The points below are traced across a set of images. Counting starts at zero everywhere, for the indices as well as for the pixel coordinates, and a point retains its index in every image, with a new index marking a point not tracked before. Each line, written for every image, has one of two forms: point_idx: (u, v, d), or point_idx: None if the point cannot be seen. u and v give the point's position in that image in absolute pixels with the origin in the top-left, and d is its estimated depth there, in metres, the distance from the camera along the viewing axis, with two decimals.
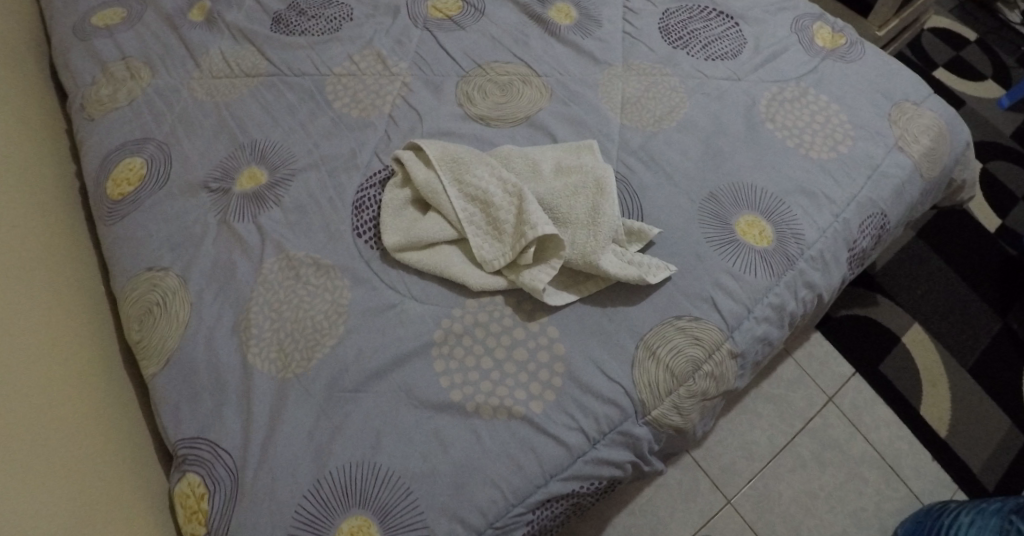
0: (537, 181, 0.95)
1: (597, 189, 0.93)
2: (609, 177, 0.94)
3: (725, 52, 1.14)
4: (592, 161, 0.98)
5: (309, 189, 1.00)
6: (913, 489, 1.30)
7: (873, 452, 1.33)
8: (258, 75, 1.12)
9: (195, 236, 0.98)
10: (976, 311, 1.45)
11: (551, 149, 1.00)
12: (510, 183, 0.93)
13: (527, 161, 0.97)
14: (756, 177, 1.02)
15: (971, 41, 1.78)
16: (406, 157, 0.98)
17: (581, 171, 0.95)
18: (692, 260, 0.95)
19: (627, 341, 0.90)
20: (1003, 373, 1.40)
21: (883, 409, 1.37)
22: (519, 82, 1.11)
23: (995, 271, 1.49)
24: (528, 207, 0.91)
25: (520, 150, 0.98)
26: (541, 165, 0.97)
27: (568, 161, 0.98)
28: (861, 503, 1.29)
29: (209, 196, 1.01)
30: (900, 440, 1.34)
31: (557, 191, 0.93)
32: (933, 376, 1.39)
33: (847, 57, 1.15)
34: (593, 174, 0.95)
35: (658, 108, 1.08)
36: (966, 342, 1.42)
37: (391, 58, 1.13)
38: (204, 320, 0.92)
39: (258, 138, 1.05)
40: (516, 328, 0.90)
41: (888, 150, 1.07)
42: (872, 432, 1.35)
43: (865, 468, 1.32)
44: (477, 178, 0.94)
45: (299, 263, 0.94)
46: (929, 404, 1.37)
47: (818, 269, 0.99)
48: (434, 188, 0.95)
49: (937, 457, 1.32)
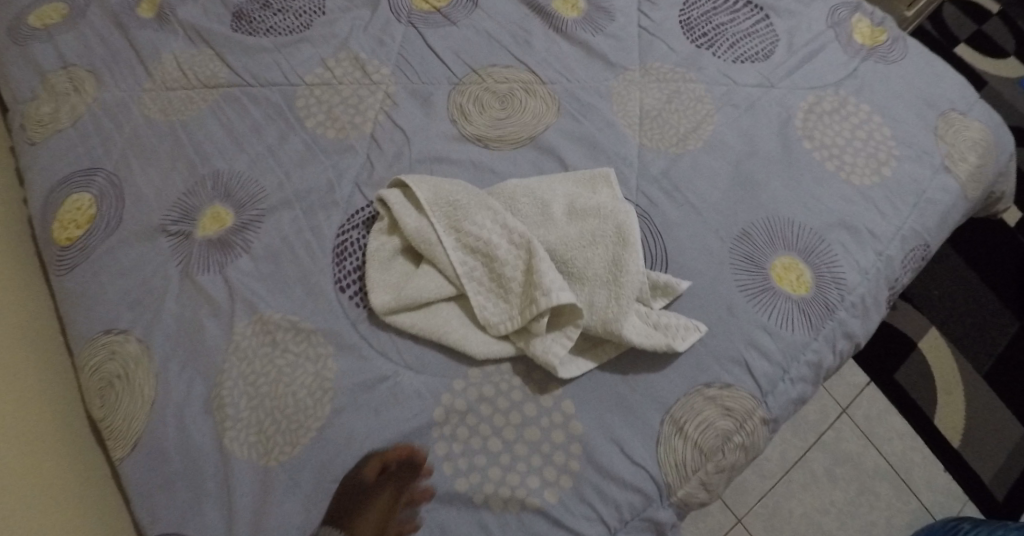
0: (548, 227, 0.84)
1: (621, 238, 0.83)
2: (632, 224, 0.84)
3: (755, 53, 1.01)
4: (610, 199, 0.88)
5: (282, 232, 0.87)
6: (923, 502, 1.20)
7: (886, 465, 1.22)
8: (219, 86, 0.96)
9: (155, 291, 0.84)
10: (998, 309, 1.32)
11: (563, 186, 0.90)
12: (516, 233, 0.82)
13: (536, 202, 0.86)
14: (792, 208, 0.91)
15: (994, 13, 1.61)
16: (392, 198, 0.85)
17: (601, 214, 0.85)
18: (724, 314, 0.85)
19: (652, 416, 0.81)
20: (1021, 379, 1.27)
21: (897, 420, 1.25)
22: (521, 92, 0.99)
23: (1015, 267, 1.35)
24: (539, 262, 0.80)
25: (527, 189, 0.88)
26: (551, 206, 0.86)
27: (583, 199, 0.87)
28: (871, 517, 1.20)
29: (169, 241, 0.86)
30: (912, 451, 1.23)
31: (572, 240, 0.83)
32: (948, 382, 1.28)
33: (890, 57, 1.01)
34: (614, 219, 0.85)
35: (682, 123, 0.97)
36: (986, 344, 1.30)
37: (370, 63, 0.99)
38: (172, 395, 0.80)
39: (221, 168, 0.91)
40: (527, 403, 0.80)
41: (936, 172, 0.95)
42: (884, 444, 1.24)
43: (876, 481, 1.22)
44: (477, 224, 0.83)
45: (275, 328, 0.82)
46: (943, 412, 1.26)
47: (860, 316, 0.89)
48: (429, 235, 0.83)
49: (949, 469, 1.22)
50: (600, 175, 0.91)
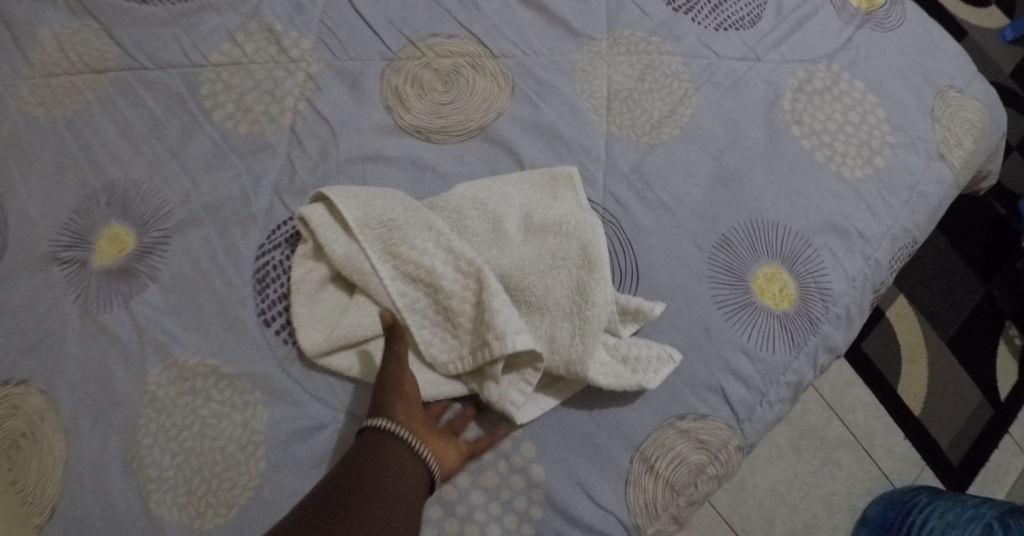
0: (503, 248, 0.75)
1: (585, 263, 0.75)
2: (600, 244, 0.76)
3: (740, 18, 0.90)
4: (572, 208, 0.78)
5: (194, 257, 0.76)
6: (884, 470, 1.16)
7: (850, 435, 1.17)
8: (107, 70, 0.81)
9: (54, 332, 0.74)
10: (966, 272, 1.25)
11: (518, 191, 0.79)
12: (463, 258, 0.73)
13: (488, 216, 0.77)
14: (776, 208, 0.82)
15: None
16: (315, 218, 0.75)
17: (564, 233, 0.76)
18: (701, 336, 0.77)
19: (620, 454, 0.75)
20: (984, 346, 1.22)
21: (862, 389, 1.19)
22: (466, 69, 0.85)
23: (985, 229, 1.28)
24: (492, 296, 0.71)
25: (475, 199, 0.77)
26: (503, 220, 0.77)
27: (541, 210, 0.78)
28: (833, 487, 1.15)
29: (62, 270, 0.75)
30: (876, 419, 1.18)
31: (529, 267, 0.74)
32: (913, 348, 1.21)
33: (886, 25, 0.91)
34: (580, 238, 0.76)
35: (655, 106, 0.85)
36: (951, 308, 1.23)
37: (287, 36, 0.85)
38: (87, 455, 0.71)
39: (116, 177, 0.77)
40: (483, 447, 0.74)
41: (929, 161, 0.87)
42: (849, 414, 1.18)
43: (840, 452, 1.17)
44: (416, 247, 0.73)
45: (194, 374, 0.73)
46: (907, 380, 1.20)
47: (843, 328, 0.82)
48: (363, 264, 0.73)
49: (909, 435, 1.18)
50: (562, 175, 0.80)
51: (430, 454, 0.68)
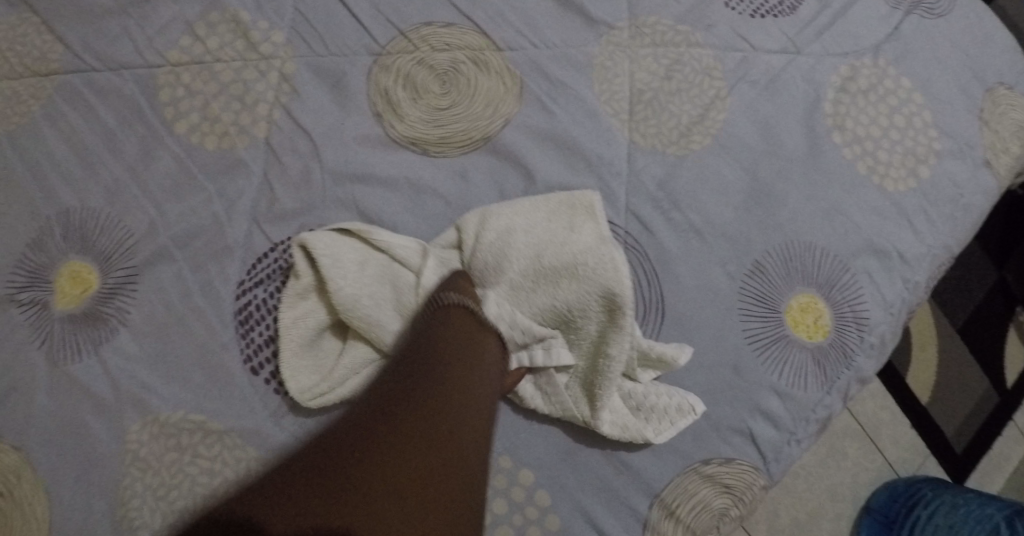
0: (517, 294, 0.70)
1: (605, 312, 0.69)
2: (625, 287, 0.68)
3: (778, 3, 0.78)
4: (591, 241, 0.70)
5: (166, 297, 0.68)
6: (888, 459, 1.13)
7: (856, 425, 1.14)
8: (52, 73, 0.71)
9: (16, 380, 0.66)
10: (979, 255, 1.20)
11: (529, 224, 0.71)
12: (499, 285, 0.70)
13: (498, 261, 0.70)
14: (814, 227, 0.74)
15: None
16: (320, 247, 0.67)
17: (580, 275, 0.69)
18: (729, 375, 0.72)
19: (639, 502, 0.70)
20: (993, 332, 1.19)
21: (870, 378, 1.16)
22: (466, 67, 0.75)
23: (1003, 209, 1.21)
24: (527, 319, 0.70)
25: (474, 238, 0.70)
26: (508, 270, 0.70)
27: (551, 248, 0.70)
28: (838, 477, 1.12)
29: (23, 314, 0.67)
30: (883, 409, 1.15)
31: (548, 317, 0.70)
32: (924, 333, 1.17)
33: (936, 11, 0.80)
34: (597, 284, 0.68)
35: (682, 110, 0.76)
36: (963, 293, 1.19)
37: (257, 28, 0.74)
38: (71, 517, 0.64)
39: (71, 206, 0.69)
40: (496, 498, 0.69)
41: (977, 169, 0.77)
42: (856, 404, 1.15)
43: (845, 442, 1.14)
44: (452, 287, 0.67)
45: (176, 431, 0.65)
46: (916, 368, 1.17)
47: (877, 358, 0.75)
48: (370, 313, 0.67)
49: (915, 425, 1.15)
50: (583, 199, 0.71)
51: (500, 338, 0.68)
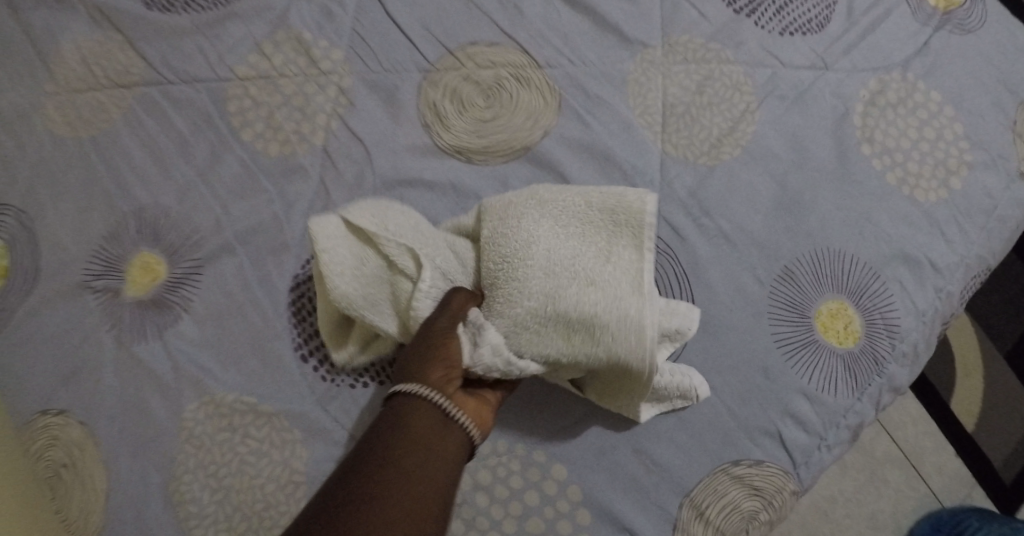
0: (519, 325, 0.64)
1: (616, 366, 0.64)
2: (642, 359, 0.63)
3: (807, 20, 0.81)
4: (617, 293, 0.63)
5: (227, 288, 0.73)
6: (932, 489, 1.11)
7: (898, 451, 1.13)
8: (132, 85, 0.78)
9: (88, 361, 0.72)
10: None
11: (554, 244, 0.65)
12: (505, 309, 0.64)
13: (509, 277, 0.65)
14: (844, 236, 0.76)
15: None
16: (322, 243, 0.67)
17: (601, 328, 0.63)
18: (759, 378, 0.73)
19: (669, 499, 0.72)
20: None
21: (914, 403, 1.14)
22: (509, 82, 0.80)
23: None
24: (526, 352, 0.64)
25: (495, 244, 0.66)
26: (521, 299, 0.64)
27: (575, 284, 0.63)
28: (878, 505, 1.10)
29: (95, 299, 0.73)
30: (927, 436, 1.13)
31: (550, 357, 0.64)
32: (968, 357, 1.16)
33: (967, 26, 0.82)
34: (609, 347, 0.63)
35: (713, 123, 0.79)
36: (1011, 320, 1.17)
37: (318, 47, 0.80)
38: (127, 488, 0.70)
39: (146, 203, 0.75)
40: (528, 490, 0.71)
41: (1011, 182, 0.79)
42: (898, 430, 1.14)
43: (887, 468, 1.12)
44: (446, 316, 0.64)
45: (231, 412, 0.70)
46: (961, 394, 1.15)
47: (909, 367, 0.76)
48: (369, 313, 0.67)
49: (960, 453, 1.13)
50: (636, 204, 0.65)
51: (465, 415, 0.60)
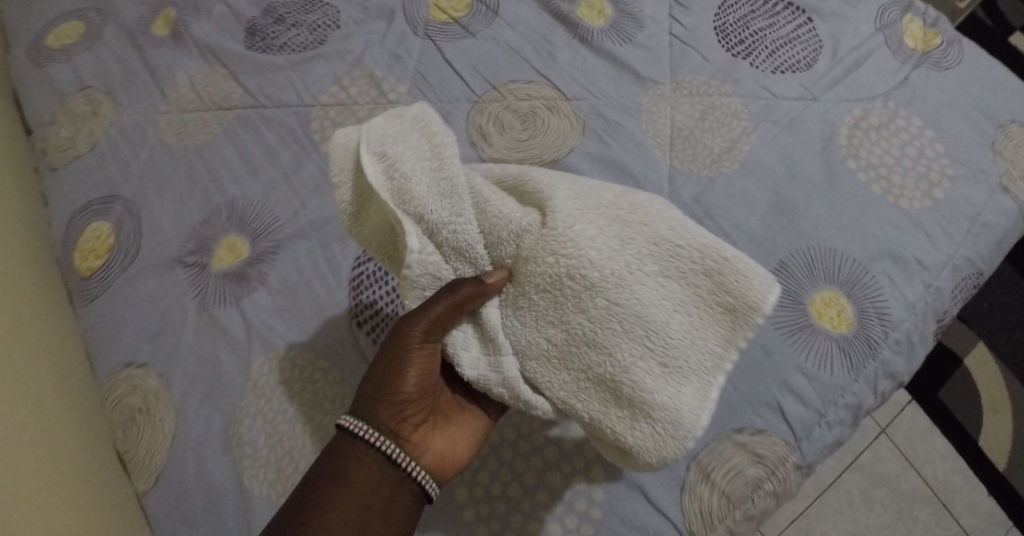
0: (562, 357, 0.70)
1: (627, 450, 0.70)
2: (662, 462, 0.68)
3: (796, 61, 0.95)
4: (671, 396, 0.67)
5: (296, 265, 0.85)
6: (963, 527, 1.13)
7: (926, 488, 1.15)
8: (233, 108, 0.96)
9: (174, 322, 0.85)
10: None
11: (644, 300, 0.68)
12: (561, 333, 0.70)
13: (574, 301, 0.69)
14: (836, 235, 0.86)
15: None
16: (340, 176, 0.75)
17: (644, 417, 0.68)
18: (759, 355, 0.81)
19: (678, 462, 0.78)
20: None
21: (940, 440, 1.17)
22: (543, 110, 0.94)
23: None
24: (558, 382, 0.71)
25: (586, 263, 0.68)
26: (584, 340, 0.69)
27: (646, 364, 0.67)
28: None
29: (186, 272, 0.87)
30: (955, 474, 1.16)
31: (575, 397, 0.70)
32: (995, 399, 1.19)
33: (943, 64, 0.94)
34: (632, 438, 0.68)
35: (716, 143, 0.91)
36: None
37: (385, 81, 0.97)
38: (191, 430, 0.80)
39: (235, 197, 0.90)
40: (547, 447, 0.79)
41: (992, 194, 0.88)
42: (925, 466, 1.16)
43: (915, 506, 1.14)
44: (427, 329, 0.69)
45: (291, 366, 0.81)
46: (990, 435, 1.18)
47: (904, 355, 0.83)
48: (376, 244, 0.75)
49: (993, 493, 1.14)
50: (757, 300, 0.66)
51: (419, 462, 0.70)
